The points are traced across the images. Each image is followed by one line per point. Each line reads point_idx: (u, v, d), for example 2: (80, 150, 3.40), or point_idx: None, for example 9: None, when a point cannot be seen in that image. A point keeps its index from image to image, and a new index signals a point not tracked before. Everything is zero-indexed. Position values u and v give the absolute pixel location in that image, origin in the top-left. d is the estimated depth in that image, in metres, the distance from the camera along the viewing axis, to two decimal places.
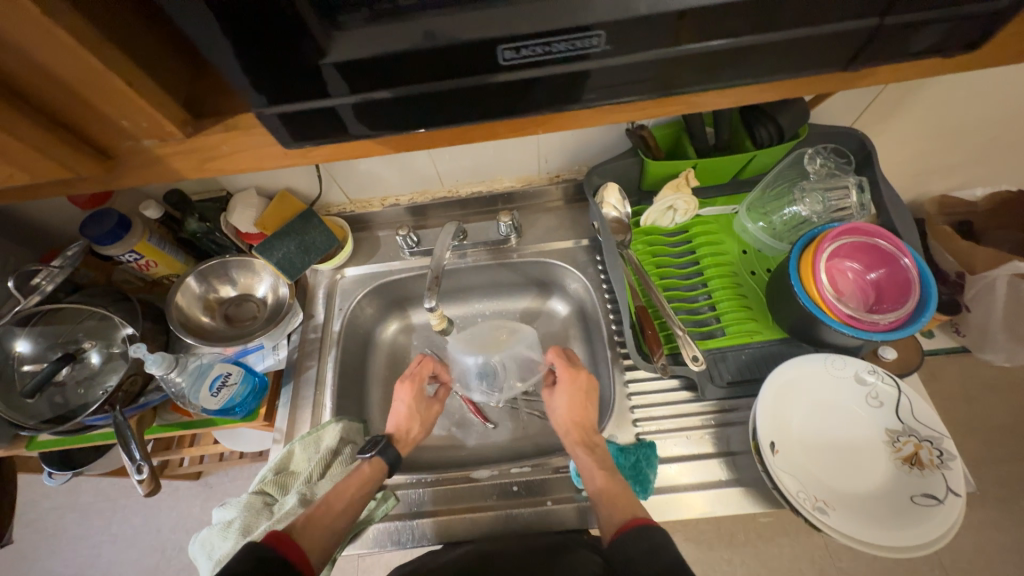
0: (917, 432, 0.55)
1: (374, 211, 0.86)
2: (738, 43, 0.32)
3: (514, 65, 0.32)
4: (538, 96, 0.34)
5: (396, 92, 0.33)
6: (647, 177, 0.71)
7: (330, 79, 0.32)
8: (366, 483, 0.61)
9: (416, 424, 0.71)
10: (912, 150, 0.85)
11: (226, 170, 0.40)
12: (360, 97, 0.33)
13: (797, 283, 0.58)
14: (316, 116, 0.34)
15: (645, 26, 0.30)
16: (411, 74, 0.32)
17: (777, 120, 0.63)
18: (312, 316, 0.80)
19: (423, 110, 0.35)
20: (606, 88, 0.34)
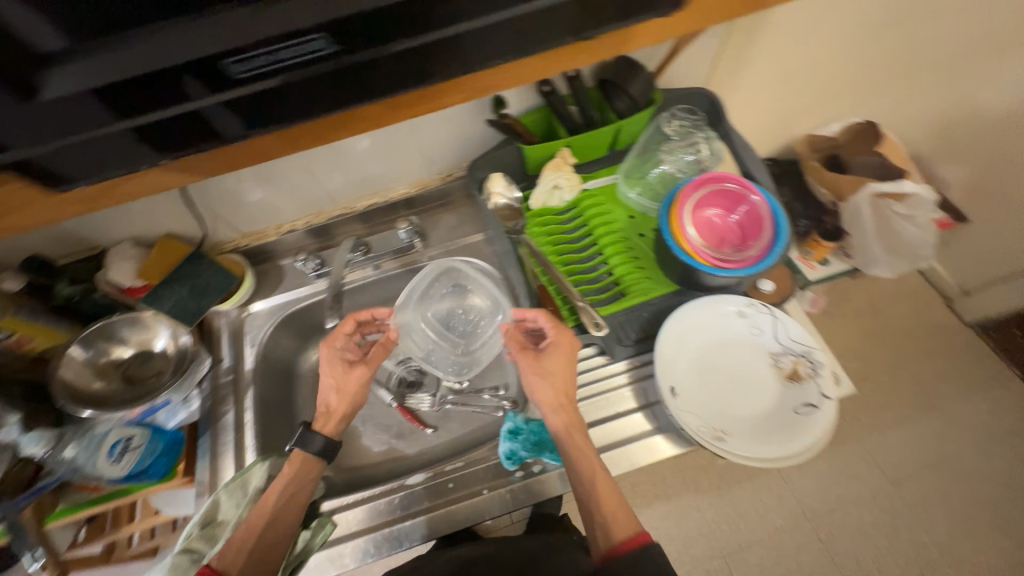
0: (794, 349, 0.62)
1: (271, 241, 0.83)
2: (470, 24, 0.35)
3: (311, 60, 0.34)
4: (350, 87, 0.37)
5: (217, 95, 0.34)
6: (529, 163, 0.74)
7: (83, 115, 0.33)
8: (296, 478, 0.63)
9: (336, 396, 0.70)
10: (767, 99, 0.93)
11: (33, 221, 0.41)
12: (181, 106, 0.34)
13: (670, 237, 0.62)
14: (87, 151, 0.36)
15: (364, 21, 0.33)
16: (219, 78, 0.33)
17: (629, 90, 0.68)
18: (220, 360, 0.76)
19: (254, 112, 0.37)
20: (364, 83, 0.37)
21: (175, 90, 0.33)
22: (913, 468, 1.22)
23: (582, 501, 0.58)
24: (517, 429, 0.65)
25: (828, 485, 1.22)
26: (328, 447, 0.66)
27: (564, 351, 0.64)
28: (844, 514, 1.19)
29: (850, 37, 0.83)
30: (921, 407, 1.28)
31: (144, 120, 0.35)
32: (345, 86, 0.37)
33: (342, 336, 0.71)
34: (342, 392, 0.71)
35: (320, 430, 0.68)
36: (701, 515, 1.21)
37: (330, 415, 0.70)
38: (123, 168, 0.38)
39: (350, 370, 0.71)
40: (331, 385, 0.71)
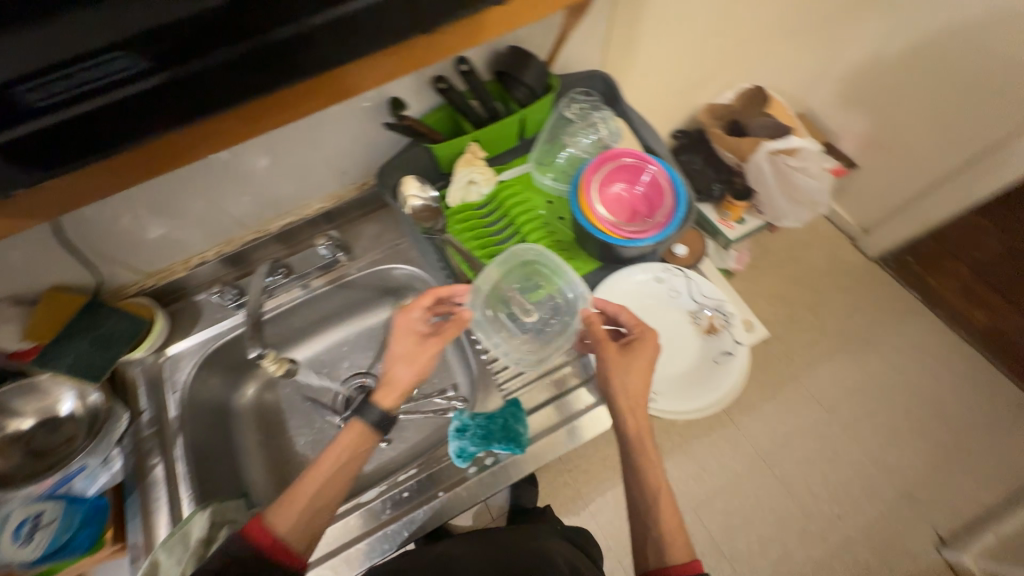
0: (709, 306, 0.67)
1: (180, 277, 0.78)
2: (291, 28, 0.39)
3: (128, 79, 0.37)
4: (178, 97, 0.39)
5: (48, 117, 0.37)
6: (441, 161, 0.74)
7: None
8: (352, 448, 0.58)
9: (403, 368, 0.62)
10: (665, 74, 0.98)
11: None
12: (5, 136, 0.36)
13: (580, 215, 0.65)
14: None
15: (173, 31, 0.36)
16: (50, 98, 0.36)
17: (524, 81, 0.69)
18: (138, 413, 0.70)
19: (82, 137, 0.38)
20: (202, 92, 0.40)
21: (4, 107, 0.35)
22: (843, 395, 1.35)
23: (637, 510, 0.56)
24: (464, 426, 0.65)
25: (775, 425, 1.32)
26: (387, 419, 0.60)
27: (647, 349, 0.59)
28: (790, 447, 1.30)
29: (728, 9, 0.88)
30: (844, 340, 1.41)
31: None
32: (179, 95, 0.39)
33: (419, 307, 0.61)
34: (408, 366, 0.62)
35: (380, 402, 0.60)
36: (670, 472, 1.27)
37: (396, 385, 0.61)
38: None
39: (422, 344, 0.63)
40: (400, 353, 0.62)
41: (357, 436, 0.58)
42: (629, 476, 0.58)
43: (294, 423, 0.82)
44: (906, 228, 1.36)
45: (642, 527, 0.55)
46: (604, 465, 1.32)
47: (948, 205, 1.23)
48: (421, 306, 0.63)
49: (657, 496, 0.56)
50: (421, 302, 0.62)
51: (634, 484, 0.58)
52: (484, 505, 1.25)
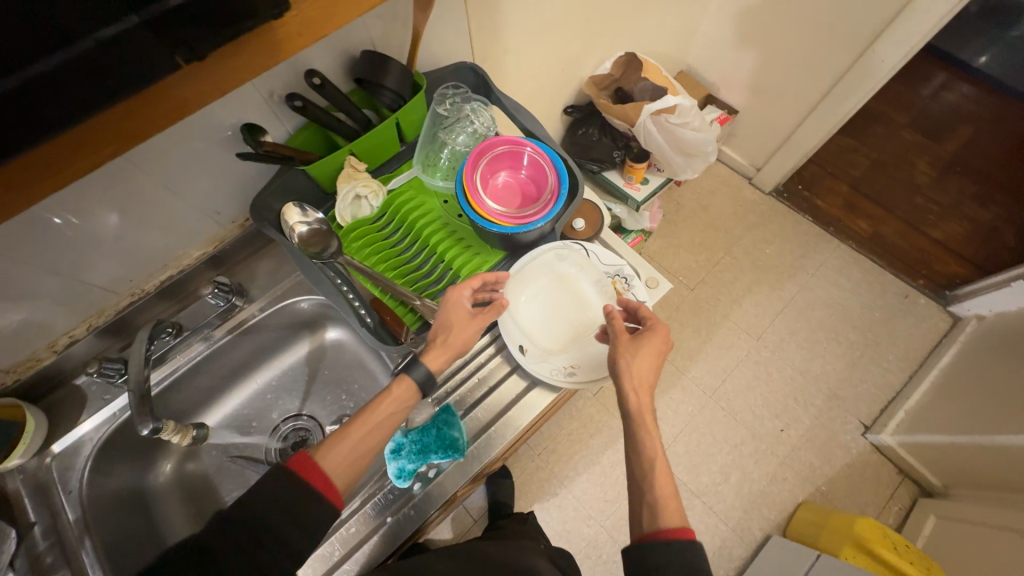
0: (610, 272, 0.73)
1: (49, 364, 0.68)
2: None
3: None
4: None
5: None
6: (321, 181, 0.70)
7: None
8: (398, 403, 0.58)
9: (448, 332, 0.62)
10: (540, 54, 0.99)
11: None
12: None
13: (470, 210, 0.65)
14: None
15: None
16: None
17: (387, 86, 0.66)
18: (32, 526, 0.62)
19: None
20: None
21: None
22: (766, 322, 1.48)
23: (636, 480, 0.56)
24: (399, 445, 0.64)
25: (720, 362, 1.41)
26: (430, 381, 0.60)
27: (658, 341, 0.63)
28: (730, 379, 1.41)
29: None
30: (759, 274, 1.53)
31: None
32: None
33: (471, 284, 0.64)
34: (454, 335, 0.63)
35: (427, 361, 0.61)
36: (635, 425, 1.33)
37: (444, 347, 0.62)
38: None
39: (472, 317, 0.64)
40: (450, 322, 0.63)
41: (405, 393, 0.58)
42: (629, 449, 0.58)
43: (227, 486, 0.76)
44: (790, 159, 1.48)
45: (639, 492, 0.55)
46: (571, 440, 1.36)
47: (818, 133, 1.34)
48: (472, 285, 0.65)
49: (653, 459, 0.56)
50: (472, 282, 0.64)
51: (633, 453, 0.58)
52: (462, 510, 1.25)
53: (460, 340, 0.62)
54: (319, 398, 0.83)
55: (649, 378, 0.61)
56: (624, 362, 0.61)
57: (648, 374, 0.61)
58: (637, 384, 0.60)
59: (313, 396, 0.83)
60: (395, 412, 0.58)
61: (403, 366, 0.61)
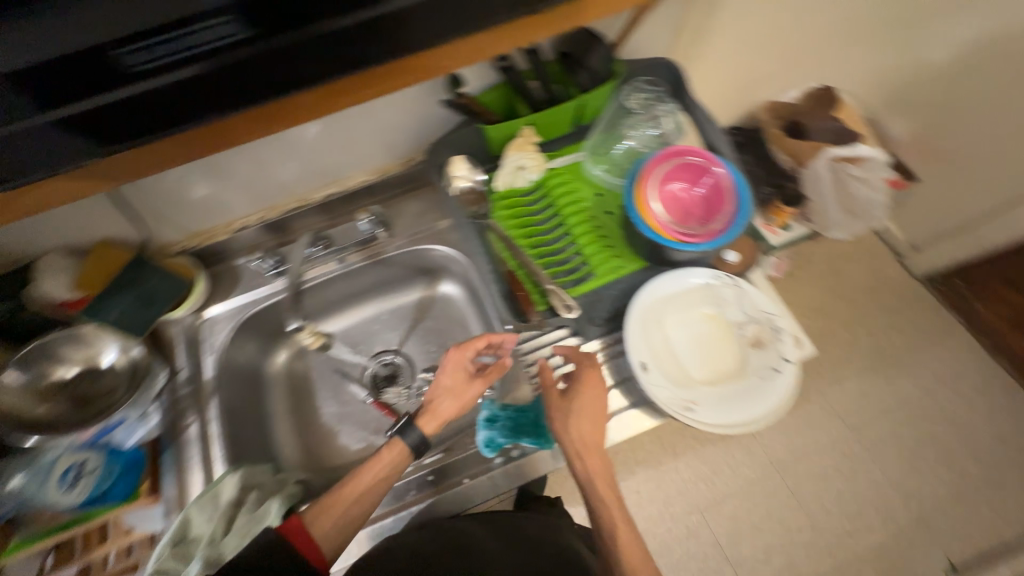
0: (756, 317, 0.62)
1: (221, 240, 0.78)
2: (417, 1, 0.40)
3: (229, 45, 0.39)
4: (257, 78, 0.41)
5: (115, 94, 0.39)
6: (492, 144, 0.71)
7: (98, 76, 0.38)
8: (388, 467, 0.60)
9: (445, 397, 0.64)
10: (730, 63, 0.91)
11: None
12: (86, 103, 0.39)
13: (633, 211, 0.62)
14: (94, 117, 0.40)
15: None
16: (135, 70, 0.39)
17: (587, 64, 0.67)
18: (178, 371, 0.72)
19: (157, 106, 0.41)
20: (323, 60, 0.42)
21: (92, 77, 0.38)
22: (884, 424, 1.22)
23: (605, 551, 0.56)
24: (494, 416, 0.63)
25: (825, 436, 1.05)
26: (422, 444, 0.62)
27: (593, 389, 0.61)
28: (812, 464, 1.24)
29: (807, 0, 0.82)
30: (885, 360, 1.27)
31: (61, 114, 0.39)
32: (244, 75, 0.41)
33: (469, 349, 0.63)
34: (453, 399, 0.64)
35: (421, 426, 0.62)
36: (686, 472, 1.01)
37: (436, 413, 0.63)
38: (46, 168, 0.42)
39: (470, 382, 0.64)
40: (446, 385, 0.64)
41: (393, 457, 0.61)
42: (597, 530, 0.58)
43: (323, 391, 0.83)
44: (964, 250, 1.27)
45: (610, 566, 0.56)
46: None
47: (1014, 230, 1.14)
48: (474, 348, 0.64)
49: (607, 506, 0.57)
50: (475, 344, 0.64)
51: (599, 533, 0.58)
52: None
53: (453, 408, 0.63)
54: (418, 340, 0.86)
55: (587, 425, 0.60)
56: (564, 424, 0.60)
57: (589, 425, 0.59)
58: (580, 439, 0.59)
59: (413, 337, 0.86)
60: (384, 477, 0.60)
61: (397, 428, 0.62)
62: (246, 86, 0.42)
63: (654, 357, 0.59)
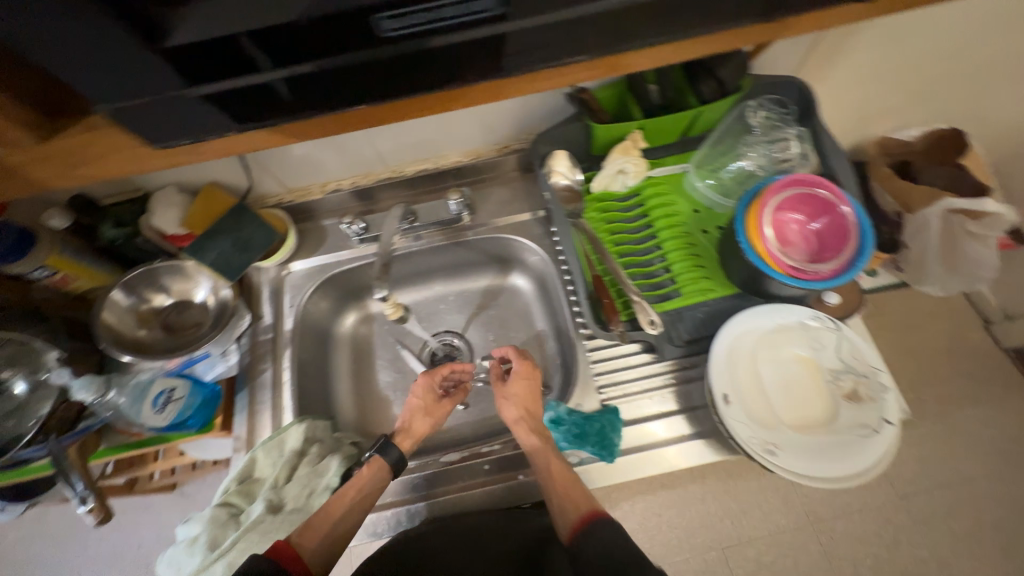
0: (855, 369, 0.57)
1: (314, 199, 0.81)
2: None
3: (438, 31, 0.37)
4: (403, 75, 0.40)
5: (269, 73, 0.38)
6: (596, 141, 0.69)
7: (256, 53, 0.36)
8: (369, 483, 0.61)
9: (420, 416, 0.69)
10: (855, 90, 0.83)
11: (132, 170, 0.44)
12: (236, 80, 0.38)
13: (744, 238, 0.59)
14: (236, 92, 0.39)
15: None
16: (291, 51, 0.37)
17: (717, 74, 0.63)
18: (260, 317, 0.76)
19: (300, 91, 0.40)
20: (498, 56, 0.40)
21: (242, 58, 0.36)
22: None
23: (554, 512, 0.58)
24: (558, 419, 0.63)
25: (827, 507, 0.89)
26: (404, 459, 0.64)
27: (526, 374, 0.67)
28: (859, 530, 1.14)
29: (960, 33, 0.75)
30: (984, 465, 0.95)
31: (214, 90, 0.38)
32: (394, 68, 0.39)
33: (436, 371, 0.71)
34: (423, 419, 0.69)
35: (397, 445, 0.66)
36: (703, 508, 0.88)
37: (411, 432, 0.68)
38: (185, 136, 0.41)
39: (440, 403, 0.71)
40: (419, 406, 0.70)
41: (376, 473, 0.62)
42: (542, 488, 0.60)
43: (382, 359, 0.84)
44: None
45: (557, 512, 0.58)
46: None
47: None
48: (440, 372, 0.72)
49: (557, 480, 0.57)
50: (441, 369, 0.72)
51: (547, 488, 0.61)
52: None
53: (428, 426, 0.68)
54: (480, 327, 0.86)
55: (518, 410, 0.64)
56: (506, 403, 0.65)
57: (526, 399, 0.65)
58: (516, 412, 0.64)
59: (476, 323, 0.86)
60: (369, 493, 0.61)
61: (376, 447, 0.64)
62: (391, 79, 0.40)
63: (738, 390, 0.57)
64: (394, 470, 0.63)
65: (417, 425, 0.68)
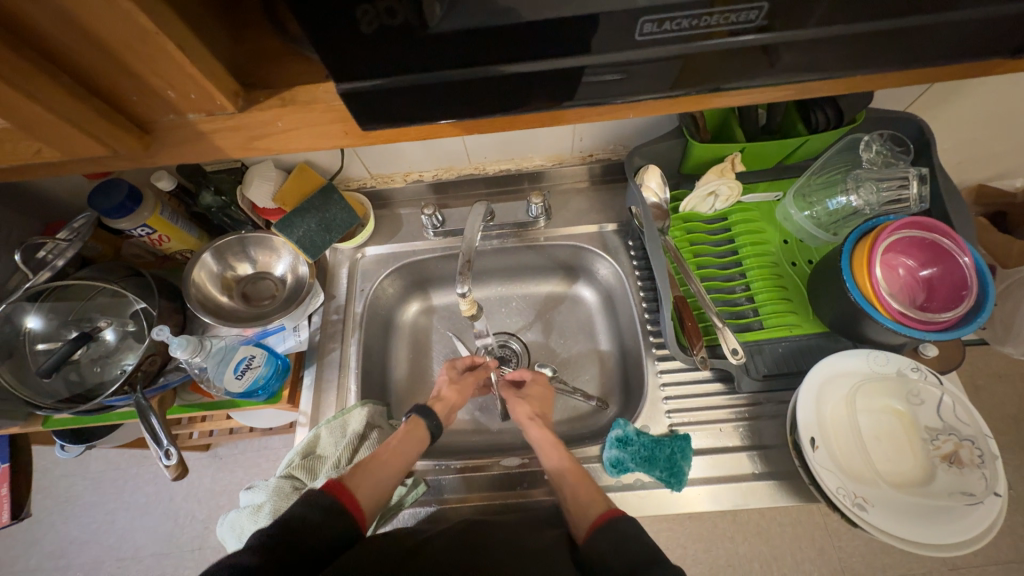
0: (956, 431, 0.54)
1: (395, 187, 0.82)
2: (850, 29, 0.31)
3: (662, 40, 0.30)
4: (562, 91, 0.33)
5: (399, 79, 0.30)
6: (689, 161, 0.68)
7: (400, 57, 0.29)
8: (407, 439, 0.62)
9: (450, 387, 0.70)
10: (973, 137, 0.77)
11: (275, 150, 0.36)
12: (356, 85, 0.30)
13: (849, 276, 0.55)
14: (367, 100, 0.31)
15: (818, 2, 0.29)
16: (446, 55, 0.29)
17: (837, 102, 0.60)
18: (333, 297, 0.77)
19: (433, 102, 0.32)
20: (675, 77, 0.33)
21: (387, 54, 0.28)
22: None
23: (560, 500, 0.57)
24: (626, 438, 0.62)
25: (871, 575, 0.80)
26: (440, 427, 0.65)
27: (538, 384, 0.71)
28: None
29: None
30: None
31: (350, 88, 0.30)
32: (555, 86, 0.32)
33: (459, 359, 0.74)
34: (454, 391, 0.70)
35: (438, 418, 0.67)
36: (732, 548, 0.82)
37: (442, 399, 0.69)
38: (299, 126, 0.34)
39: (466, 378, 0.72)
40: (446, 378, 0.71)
41: (414, 437, 0.62)
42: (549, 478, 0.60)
43: (437, 352, 0.84)
44: None
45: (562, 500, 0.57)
46: None
47: None
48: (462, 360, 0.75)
49: (567, 472, 0.58)
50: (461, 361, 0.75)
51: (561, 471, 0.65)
52: None
53: (458, 397, 0.69)
54: (538, 333, 0.85)
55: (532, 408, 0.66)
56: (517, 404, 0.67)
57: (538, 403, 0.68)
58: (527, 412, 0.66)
59: (535, 328, 0.85)
60: (405, 449, 0.61)
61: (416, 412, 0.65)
62: (533, 95, 0.33)
63: (825, 435, 0.54)
64: (430, 437, 0.64)
65: (449, 395, 0.69)
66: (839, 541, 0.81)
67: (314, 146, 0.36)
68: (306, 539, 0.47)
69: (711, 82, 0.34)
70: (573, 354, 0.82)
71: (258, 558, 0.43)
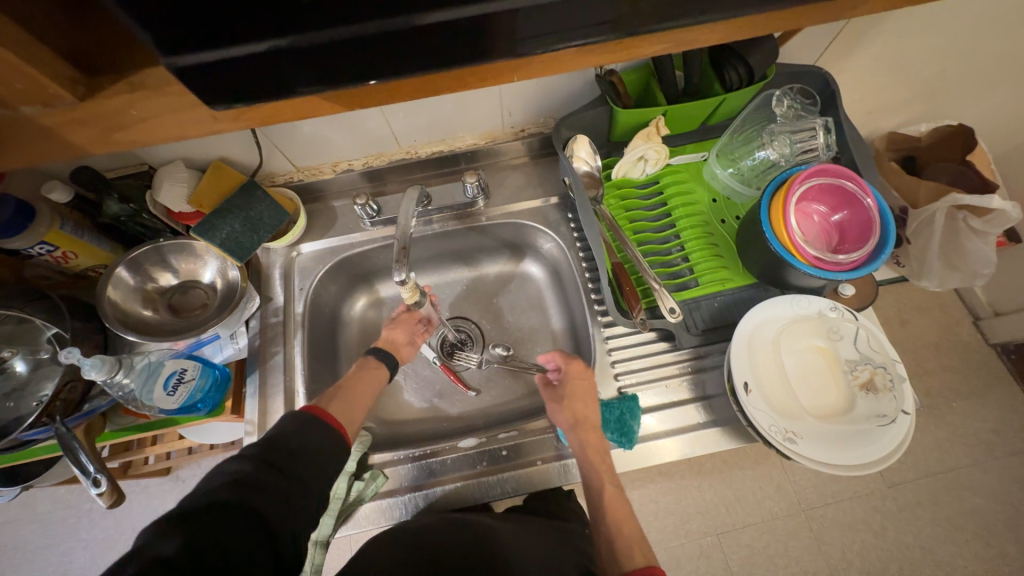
0: (871, 359, 0.59)
1: (325, 178, 0.79)
2: None
3: None
4: (437, 53, 0.32)
5: (251, 46, 0.29)
6: (615, 129, 0.68)
7: (245, 22, 0.27)
8: (368, 376, 0.66)
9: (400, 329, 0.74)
10: (879, 86, 0.82)
11: (140, 143, 0.35)
12: (218, 53, 0.29)
13: (768, 227, 0.58)
14: (225, 71, 0.30)
15: None
16: (299, 18, 0.28)
17: (747, 60, 0.60)
18: (271, 299, 0.74)
19: (301, 68, 0.31)
20: (558, 29, 0.32)
21: (229, 19, 0.27)
22: None
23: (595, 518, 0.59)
24: None
25: (822, 503, 0.86)
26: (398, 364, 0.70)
27: (581, 380, 0.64)
28: None
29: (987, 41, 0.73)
30: (971, 455, 0.90)
31: (197, 61, 0.29)
32: (433, 43, 0.31)
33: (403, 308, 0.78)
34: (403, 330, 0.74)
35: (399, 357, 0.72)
36: (699, 496, 0.87)
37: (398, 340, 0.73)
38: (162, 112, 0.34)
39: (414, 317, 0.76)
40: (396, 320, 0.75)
41: (374, 373, 0.67)
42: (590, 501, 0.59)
43: None
44: None
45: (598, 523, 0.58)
46: None
47: None
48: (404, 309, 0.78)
49: (612, 513, 0.57)
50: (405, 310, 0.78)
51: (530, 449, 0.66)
52: None
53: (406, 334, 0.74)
54: (489, 314, 0.85)
55: (574, 415, 0.62)
56: (557, 407, 0.63)
57: (583, 406, 0.62)
58: (570, 418, 0.62)
59: (487, 310, 0.85)
60: (366, 383, 0.65)
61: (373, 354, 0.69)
62: (406, 60, 0.32)
63: (757, 379, 0.58)
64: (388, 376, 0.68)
65: (390, 333, 0.73)
66: (793, 476, 0.86)
67: (183, 134, 0.35)
68: (288, 444, 0.49)
69: (601, 35, 0.33)
70: (524, 330, 0.83)
71: (253, 464, 0.46)
